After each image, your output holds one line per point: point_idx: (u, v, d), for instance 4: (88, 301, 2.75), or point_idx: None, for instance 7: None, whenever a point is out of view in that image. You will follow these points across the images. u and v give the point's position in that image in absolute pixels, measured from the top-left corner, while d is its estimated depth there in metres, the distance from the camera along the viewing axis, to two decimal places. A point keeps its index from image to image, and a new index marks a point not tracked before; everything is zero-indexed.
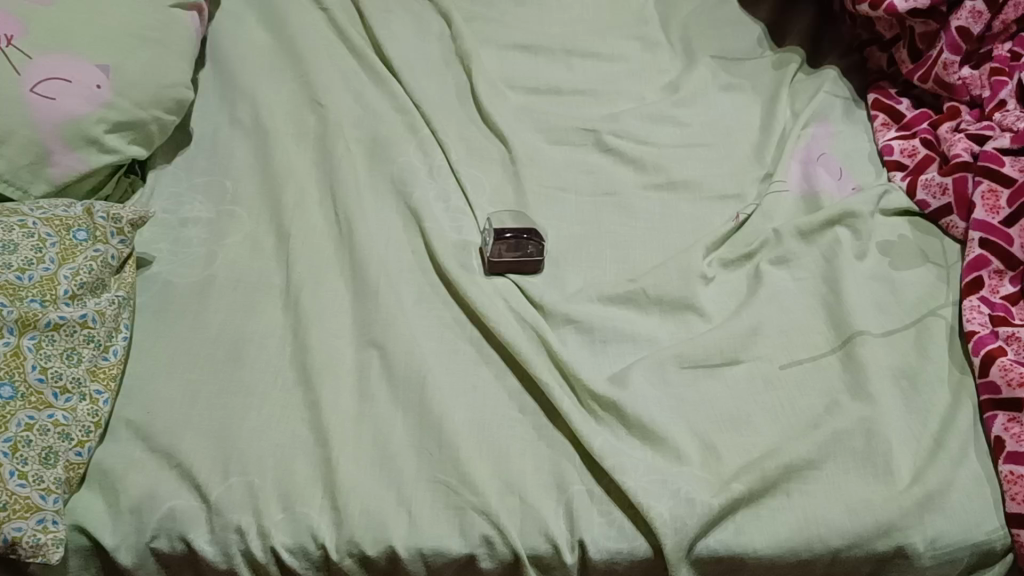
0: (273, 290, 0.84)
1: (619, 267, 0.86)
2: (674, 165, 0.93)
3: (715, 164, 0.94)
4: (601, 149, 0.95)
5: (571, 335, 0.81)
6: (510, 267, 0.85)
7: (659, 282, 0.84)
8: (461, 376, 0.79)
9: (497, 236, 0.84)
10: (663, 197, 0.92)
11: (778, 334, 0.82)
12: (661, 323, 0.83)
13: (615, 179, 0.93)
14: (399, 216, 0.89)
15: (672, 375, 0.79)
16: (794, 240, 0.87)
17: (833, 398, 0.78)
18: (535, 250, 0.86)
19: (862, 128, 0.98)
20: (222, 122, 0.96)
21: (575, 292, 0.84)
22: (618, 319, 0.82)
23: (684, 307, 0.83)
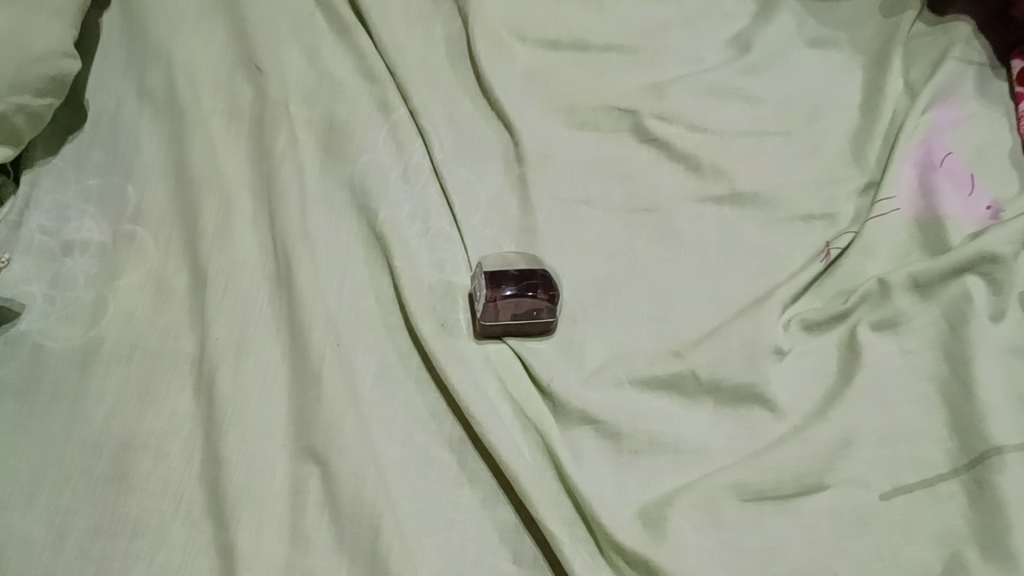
0: (183, 360, 0.61)
1: (660, 330, 0.63)
2: (741, 168, 0.68)
3: (796, 168, 0.68)
4: (641, 139, 0.69)
5: (589, 440, 0.59)
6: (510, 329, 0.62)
7: (715, 362, 0.60)
8: (433, 504, 0.57)
9: (494, 297, 0.60)
10: (722, 216, 0.67)
11: (878, 444, 0.59)
12: (715, 420, 0.60)
13: (657, 189, 0.67)
14: (361, 245, 0.65)
15: (728, 512, 0.56)
16: (905, 296, 0.63)
17: (955, 550, 0.55)
18: (545, 310, 0.62)
19: (1002, 111, 0.71)
20: (129, 92, 0.71)
21: (597, 370, 0.61)
22: (656, 415, 0.59)
23: (748, 397, 0.60)
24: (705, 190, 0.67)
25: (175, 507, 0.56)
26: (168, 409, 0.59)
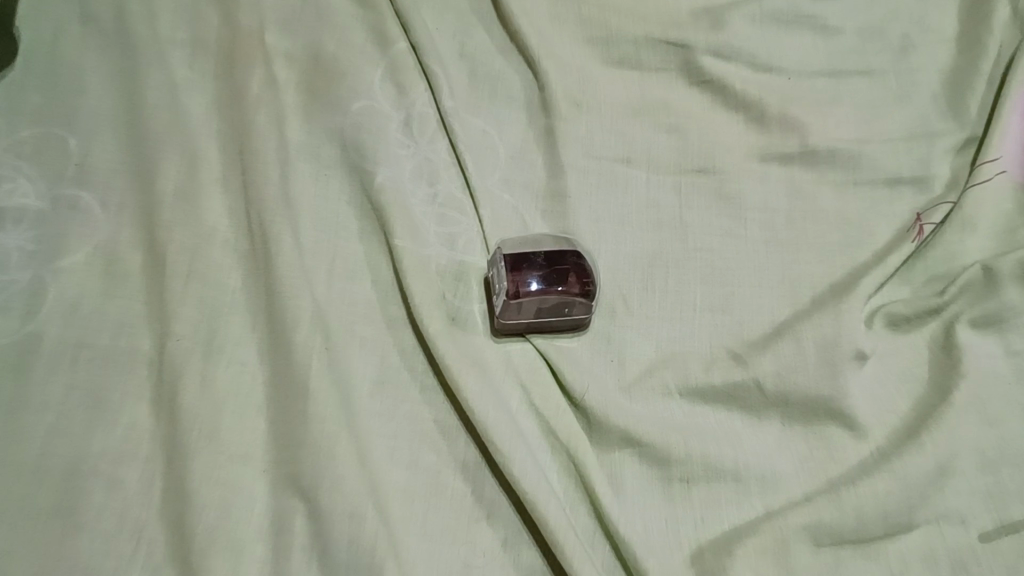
0: (142, 364, 0.50)
1: (717, 324, 0.52)
2: (815, 118, 0.56)
3: (881, 119, 0.56)
4: (693, 80, 0.57)
5: (632, 465, 0.49)
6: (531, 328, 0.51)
7: (784, 371, 0.50)
8: (444, 545, 0.47)
9: (516, 293, 0.50)
10: (791, 178, 0.55)
11: (981, 471, 0.48)
12: (783, 438, 0.50)
13: (713, 143, 0.56)
14: (355, 215, 0.54)
15: (804, 561, 0.45)
16: (1016, 288, 0.52)
17: None
18: (578, 308, 0.51)
19: None
20: (71, 17, 0.58)
21: (641, 377, 0.50)
22: (712, 435, 0.49)
23: (822, 412, 0.50)
24: (769, 146, 0.56)
25: (133, 549, 0.45)
26: (123, 425, 0.48)
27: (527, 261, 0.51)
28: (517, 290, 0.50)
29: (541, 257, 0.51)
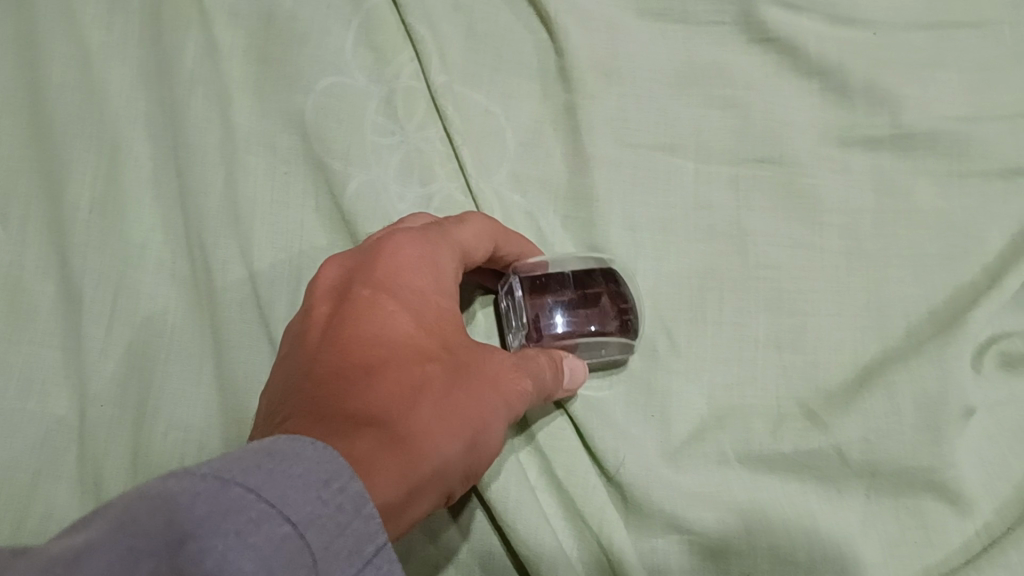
0: (61, 434, 0.38)
1: (787, 366, 0.41)
2: (907, 93, 0.44)
3: (994, 91, 0.44)
4: (752, 38, 0.45)
5: (680, 557, 0.38)
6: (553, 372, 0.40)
7: (873, 435, 0.40)
8: None
9: (536, 334, 0.39)
10: (880, 166, 0.44)
11: None
12: (872, 515, 0.39)
13: (778, 120, 0.44)
14: (325, 226, 0.42)
15: None
16: None
17: None
18: (614, 351, 0.40)
19: None
20: None
21: (692, 440, 0.40)
22: (783, 517, 0.38)
23: (922, 484, 0.39)
24: (852, 126, 0.44)
25: None
26: (35, 518, 0.37)
27: (549, 284, 0.40)
28: (538, 329, 0.39)
29: (569, 279, 0.40)
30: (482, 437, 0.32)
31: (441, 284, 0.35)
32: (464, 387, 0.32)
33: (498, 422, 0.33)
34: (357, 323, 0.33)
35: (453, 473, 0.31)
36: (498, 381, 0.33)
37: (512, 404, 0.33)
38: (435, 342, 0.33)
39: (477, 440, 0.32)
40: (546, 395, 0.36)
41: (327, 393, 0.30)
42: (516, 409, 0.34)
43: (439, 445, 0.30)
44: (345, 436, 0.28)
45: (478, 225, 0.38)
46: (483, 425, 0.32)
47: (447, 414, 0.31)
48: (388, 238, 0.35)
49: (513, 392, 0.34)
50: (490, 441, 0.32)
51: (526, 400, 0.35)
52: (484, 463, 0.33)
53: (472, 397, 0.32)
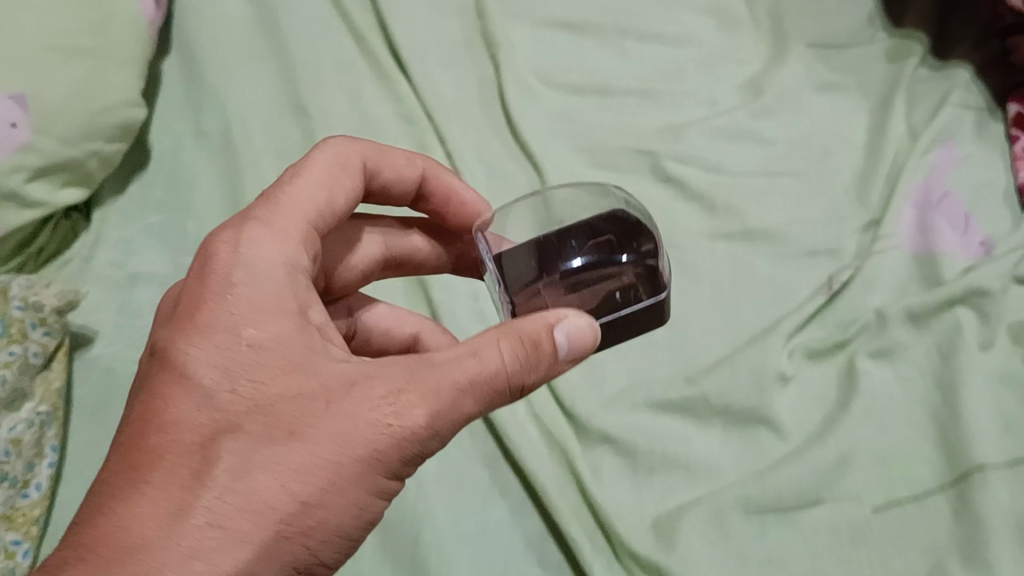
0: None
1: (677, 357, 0.68)
2: (752, 207, 0.73)
3: (806, 207, 0.73)
4: (659, 180, 0.75)
5: (609, 459, 0.65)
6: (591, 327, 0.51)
7: (724, 388, 0.66)
8: (468, 514, 0.64)
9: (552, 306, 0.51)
10: (736, 251, 0.72)
11: (874, 463, 0.64)
12: (724, 440, 0.65)
13: (672, 224, 0.73)
14: (403, 282, 0.73)
15: (735, 526, 0.62)
16: (902, 327, 0.68)
17: (939, 560, 0.60)
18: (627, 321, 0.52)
19: (999, 152, 0.74)
20: (187, 133, 0.77)
21: (617, 394, 0.67)
22: (669, 437, 0.65)
23: (755, 421, 0.66)
24: (717, 228, 0.73)
25: None
26: None
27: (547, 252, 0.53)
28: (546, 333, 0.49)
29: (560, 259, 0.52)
30: (302, 508, 0.40)
31: (253, 342, 0.43)
32: (269, 469, 0.40)
33: (330, 481, 0.40)
34: (162, 407, 0.42)
35: (261, 561, 0.39)
36: (305, 463, 0.40)
37: (342, 460, 0.40)
38: (240, 415, 0.41)
39: (288, 522, 0.39)
40: (427, 418, 0.41)
41: (111, 504, 0.39)
42: (351, 462, 0.40)
43: (217, 554, 0.38)
44: (99, 574, 0.37)
45: (327, 170, 0.52)
46: (299, 503, 0.40)
47: (231, 517, 0.39)
48: (203, 271, 0.46)
49: (341, 446, 0.40)
50: (331, 504, 0.40)
51: (402, 436, 0.41)
52: (335, 521, 0.41)
53: (276, 478, 0.39)
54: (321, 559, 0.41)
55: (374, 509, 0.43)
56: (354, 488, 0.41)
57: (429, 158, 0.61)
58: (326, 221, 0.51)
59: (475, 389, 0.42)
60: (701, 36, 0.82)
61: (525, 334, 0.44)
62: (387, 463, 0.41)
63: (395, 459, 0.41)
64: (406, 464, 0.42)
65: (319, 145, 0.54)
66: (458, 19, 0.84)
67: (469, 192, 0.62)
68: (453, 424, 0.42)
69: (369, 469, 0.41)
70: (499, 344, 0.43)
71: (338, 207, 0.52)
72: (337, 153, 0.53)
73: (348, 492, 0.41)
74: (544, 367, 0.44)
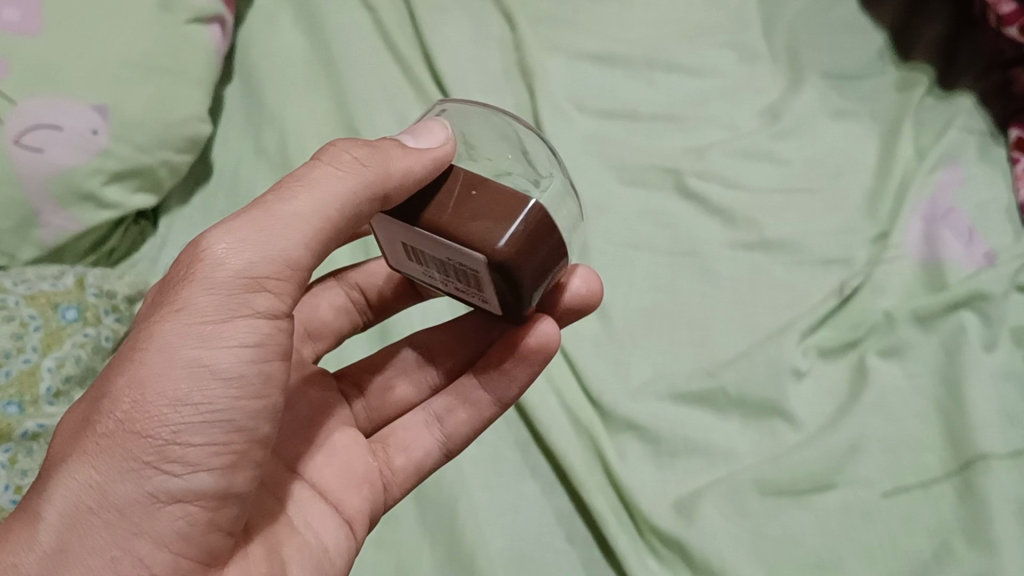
0: None
1: (698, 353, 0.73)
2: (769, 219, 0.79)
3: (817, 218, 0.79)
4: (682, 195, 0.81)
5: (633, 444, 0.70)
6: (442, 205, 0.47)
7: (742, 379, 0.70)
8: (501, 491, 0.68)
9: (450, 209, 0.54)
10: (754, 259, 0.77)
11: (884, 451, 0.68)
12: (741, 429, 0.70)
13: (695, 235, 0.79)
14: None
15: (752, 505, 0.66)
16: (909, 327, 0.73)
17: (945, 539, 0.64)
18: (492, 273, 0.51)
19: (1001, 173, 0.80)
20: (248, 150, 0.84)
21: (642, 385, 0.72)
22: (690, 425, 0.70)
23: (772, 411, 0.70)
24: (736, 238, 0.78)
25: None
26: None
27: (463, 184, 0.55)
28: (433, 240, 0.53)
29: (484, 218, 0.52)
30: (111, 401, 0.43)
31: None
32: (97, 398, 0.44)
33: (141, 356, 0.43)
34: None
35: (88, 466, 0.42)
36: (125, 360, 0.44)
37: (137, 344, 0.44)
38: None
39: (102, 419, 0.42)
40: (215, 254, 0.44)
41: None
42: (153, 334, 0.43)
43: (65, 474, 0.42)
44: None
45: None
46: (118, 385, 0.43)
47: (76, 443, 0.43)
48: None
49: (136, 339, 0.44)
50: (150, 368, 0.43)
51: (195, 284, 0.44)
52: (152, 387, 0.42)
53: (91, 403, 0.44)
54: (178, 424, 0.43)
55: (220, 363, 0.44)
56: (160, 353, 0.43)
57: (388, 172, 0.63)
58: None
59: (259, 217, 0.45)
60: (722, 69, 0.88)
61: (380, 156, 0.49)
62: (195, 305, 0.44)
63: (201, 305, 0.44)
64: (221, 302, 0.44)
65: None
66: (498, 53, 0.91)
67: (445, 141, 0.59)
68: (247, 249, 0.44)
69: (178, 322, 0.43)
70: (304, 174, 0.47)
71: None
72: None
73: (156, 355, 0.43)
74: (350, 172, 0.47)
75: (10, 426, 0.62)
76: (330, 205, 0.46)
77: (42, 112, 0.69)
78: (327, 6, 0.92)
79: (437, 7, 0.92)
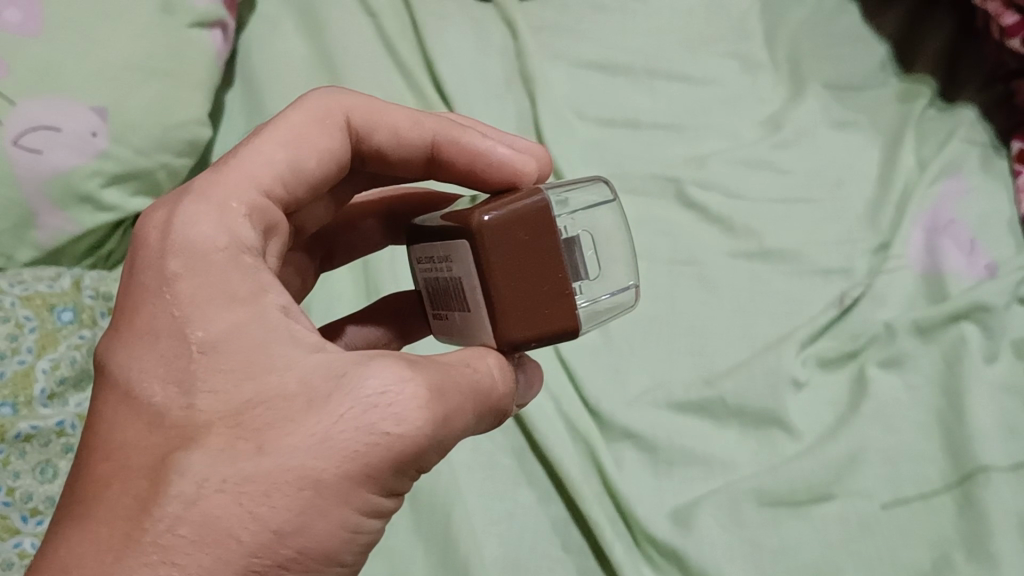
0: None
1: (696, 362, 0.73)
2: (770, 229, 0.78)
3: (817, 229, 0.79)
4: (683, 205, 0.81)
5: (631, 452, 0.69)
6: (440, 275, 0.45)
7: (741, 388, 0.70)
8: (496, 499, 0.68)
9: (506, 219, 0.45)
10: (754, 268, 0.77)
11: (883, 462, 0.67)
12: (740, 438, 0.70)
13: (695, 244, 0.79)
14: None
15: (749, 515, 0.65)
16: (910, 338, 0.72)
17: (944, 552, 0.64)
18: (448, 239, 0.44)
19: (1003, 185, 0.80)
20: None
21: (639, 394, 0.71)
22: (688, 433, 0.69)
23: (771, 421, 0.70)
24: (736, 247, 0.78)
25: None
26: None
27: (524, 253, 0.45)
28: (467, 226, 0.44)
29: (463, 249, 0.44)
30: (276, 541, 0.36)
31: (205, 350, 0.40)
32: (234, 498, 0.36)
33: (308, 501, 0.36)
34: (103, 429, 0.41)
35: None
36: (283, 473, 0.36)
37: (315, 472, 0.36)
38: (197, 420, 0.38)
39: (260, 555, 0.35)
40: (426, 426, 0.38)
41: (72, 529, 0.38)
42: (330, 482, 0.36)
43: None
44: None
45: (298, 128, 0.49)
46: (280, 524, 0.36)
47: (195, 542, 0.35)
48: (137, 261, 0.43)
49: (314, 460, 0.36)
50: (320, 528, 0.36)
51: (401, 442, 0.37)
52: (320, 549, 0.36)
53: (237, 500, 0.36)
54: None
55: (369, 531, 0.39)
56: (341, 506, 0.37)
57: (446, 119, 0.55)
58: (289, 185, 0.48)
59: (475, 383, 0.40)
60: (724, 78, 0.88)
61: (552, 324, 0.42)
62: (385, 471, 0.38)
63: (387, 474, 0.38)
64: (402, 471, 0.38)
65: (304, 98, 0.51)
66: (500, 60, 0.90)
67: (498, 148, 0.53)
68: (446, 418, 0.39)
69: (359, 482, 0.37)
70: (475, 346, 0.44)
71: (303, 168, 0.48)
72: (309, 106, 0.50)
73: (335, 511, 0.37)
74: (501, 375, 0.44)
75: (3, 427, 0.62)
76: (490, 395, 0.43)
77: (41, 113, 0.69)
78: (329, 12, 0.92)
79: (438, 14, 0.92)
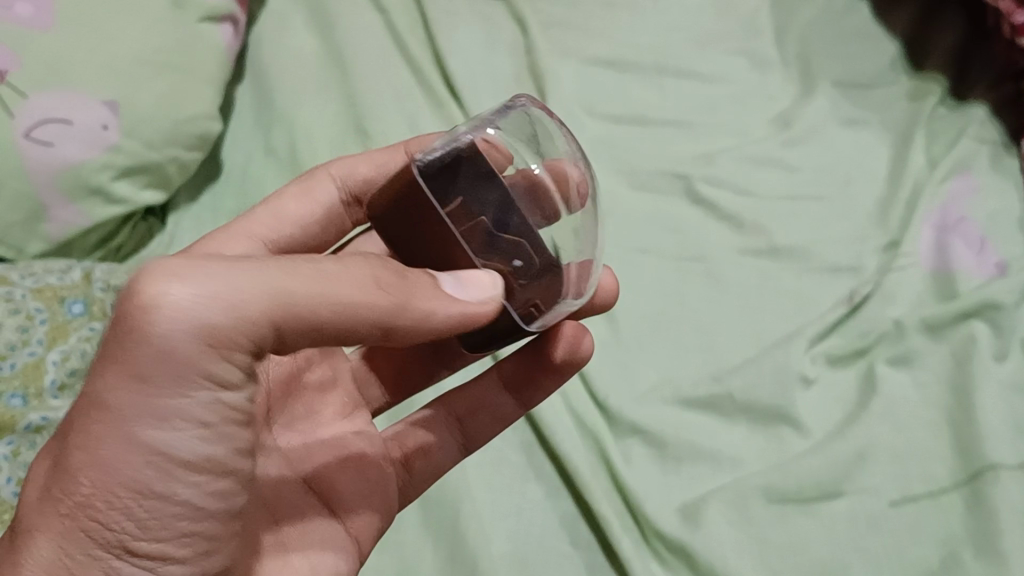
0: None
1: (705, 358, 0.73)
2: (779, 227, 0.79)
3: (825, 227, 0.79)
4: (692, 201, 0.81)
5: (639, 448, 0.69)
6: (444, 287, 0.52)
7: (750, 386, 0.70)
8: (504, 494, 0.68)
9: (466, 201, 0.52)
10: (763, 266, 0.77)
11: (891, 459, 0.67)
12: (748, 435, 0.69)
13: (704, 241, 0.79)
14: None
15: (757, 511, 0.65)
16: (920, 336, 0.72)
17: (952, 550, 0.63)
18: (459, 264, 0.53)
19: (1014, 184, 0.79)
20: (257, 150, 0.84)
21: (648, 390, 0.71)
22: (696, 429, 0.69)
23: (779, 418, 0.69)
24: (745, 244, 0.78)
25: None
26: None
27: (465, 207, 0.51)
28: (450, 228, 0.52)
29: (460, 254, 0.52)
30: (70, 476, 0.39)
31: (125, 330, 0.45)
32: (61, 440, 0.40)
33: (93, 429, 0.38)
34: None
35: (58, 538, 0.39)
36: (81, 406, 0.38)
37: (94, 399, 0.38)
38: None
39: (62, 496, 0.39)
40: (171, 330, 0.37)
41: None
42: (110, 405, 0.38)
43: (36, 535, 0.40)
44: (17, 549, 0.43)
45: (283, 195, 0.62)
46: (76, 457, 0.38)
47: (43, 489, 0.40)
48: None
49: (93, 388, 0.38)
50: (105, 453, 0.38)
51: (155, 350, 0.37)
52: (109, 480, 0.38)
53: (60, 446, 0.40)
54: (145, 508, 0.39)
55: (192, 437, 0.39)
56: (123, 423, 0.38)
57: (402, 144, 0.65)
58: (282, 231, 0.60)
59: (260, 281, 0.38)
60: (733, 76, 0.88)
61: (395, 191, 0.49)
62: (157, 378, 0.37)
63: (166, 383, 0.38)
64: (188, 370, 0.38)
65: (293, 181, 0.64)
66: (510, 57, 0.91)
67: None
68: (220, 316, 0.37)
69: (136, 393, 0.37)
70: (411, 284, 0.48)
71: (288, 212, 0.61)
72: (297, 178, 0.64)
73: (118, 432, 0.38)
74: (364, 263, 0.41)
75: (13, 418, 0.62)
76: (339, 282, 0.40)
77: (52, 106, 0.69)
78: (339, 8, 0.92)
79: (448, 10, 0.93)
